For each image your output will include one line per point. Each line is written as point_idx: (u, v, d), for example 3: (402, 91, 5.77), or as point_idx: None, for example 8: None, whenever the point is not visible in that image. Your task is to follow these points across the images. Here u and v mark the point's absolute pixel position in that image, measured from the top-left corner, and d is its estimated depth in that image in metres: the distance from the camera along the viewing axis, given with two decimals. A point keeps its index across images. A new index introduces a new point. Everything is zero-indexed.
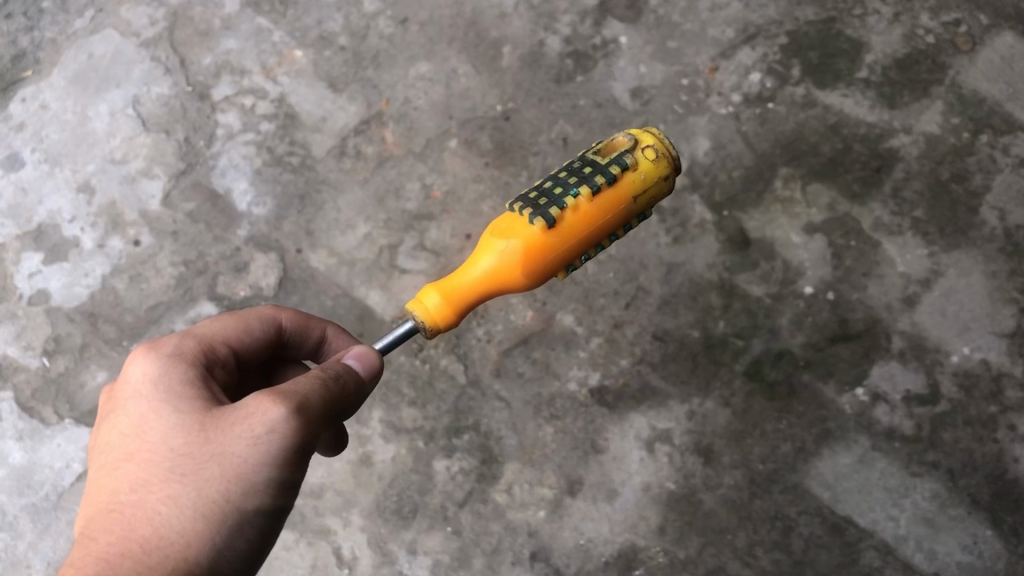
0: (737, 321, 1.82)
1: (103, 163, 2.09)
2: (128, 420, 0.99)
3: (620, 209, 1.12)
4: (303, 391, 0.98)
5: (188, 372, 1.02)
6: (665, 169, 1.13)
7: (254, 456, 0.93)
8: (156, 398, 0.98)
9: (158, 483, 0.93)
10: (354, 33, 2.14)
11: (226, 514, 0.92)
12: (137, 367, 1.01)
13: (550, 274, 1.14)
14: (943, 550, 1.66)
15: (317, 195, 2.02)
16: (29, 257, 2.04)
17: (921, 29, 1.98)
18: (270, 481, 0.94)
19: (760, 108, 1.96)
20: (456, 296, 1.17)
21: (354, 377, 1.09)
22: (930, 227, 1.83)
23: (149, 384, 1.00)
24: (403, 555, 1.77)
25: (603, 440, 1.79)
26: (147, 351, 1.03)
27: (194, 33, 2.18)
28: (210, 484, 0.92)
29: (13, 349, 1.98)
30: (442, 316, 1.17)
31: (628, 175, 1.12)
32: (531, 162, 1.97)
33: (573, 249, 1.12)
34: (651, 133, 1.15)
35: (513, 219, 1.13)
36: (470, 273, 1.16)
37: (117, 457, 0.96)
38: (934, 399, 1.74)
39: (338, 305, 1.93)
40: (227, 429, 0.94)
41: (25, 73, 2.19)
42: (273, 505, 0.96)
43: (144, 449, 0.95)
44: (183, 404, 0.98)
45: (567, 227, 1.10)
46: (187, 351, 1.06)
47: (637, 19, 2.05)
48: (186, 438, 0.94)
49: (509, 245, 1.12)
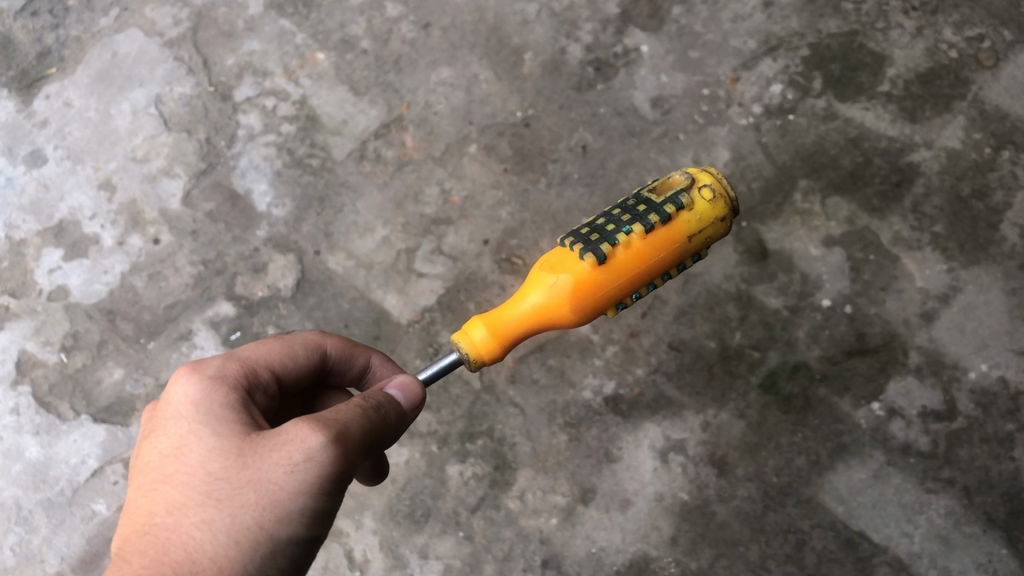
0: (754, 333, 1.81)
1: (125, 161, 2.11)
2: (167, 441, 1.00)
3: (675, 247, 1.11)
4: (344, 419, 0.99)
5: (229, 395, 1.03)
6: (722, 210, 1.13)
7: (291, 483, 0.93)
8: (197, 420, 1.00)
9: (194, 507, 0.93)
10: (376, 37, 2.15)
11: (261, 541, 0.92)
12: (179, 388, 1.03)
13: (600, 311, 1.14)
14: (958, 567, 1.65)
15: (337, 197, 2.03)
16: (50, 253, 2.05)
17: (944, 43, 1.98)
18: (306, 510, 0.94)
19: (781, 120, 1.95)
20: (503, 329, 1.18)
21: (395, 407, 1.09)
22: (951, 242, 1.83)
23: (190, 406, 1.01)
24: (415, 559, 1.78)
25: (617, 449, 1.78)
26: (190, 372, 1.05)
27: (218, 33, 2.20)
28: (245, 510, 0.92)
29: (31, 344, 1.99)
30: (488, 349, 1.18)
31: (683, 214, 1.11)
32: (550, 169, 1.98)
33: (624, 286, 1.12)
34: (709, 172, 1.15)
35: (563, 254, 1.13)
36: (518, 307, 1.17)
37: (155, 477, 0.98)
38: (951, 416, 1.73)
39: (356, 307, 1.94)
40: (265, 455, 0.95)
41: (49, 70, 2.21)
42: (307, 534, 0.96)
43: (182, 471, 0.96)
44: (223, 427, 0.99)
45: (618, 263, 1.10)
46: (229, 374, 1.07)
47: (659, 28, 2.06)
48: (223, 462, 0.95)
49: (558, 280, 1.12)
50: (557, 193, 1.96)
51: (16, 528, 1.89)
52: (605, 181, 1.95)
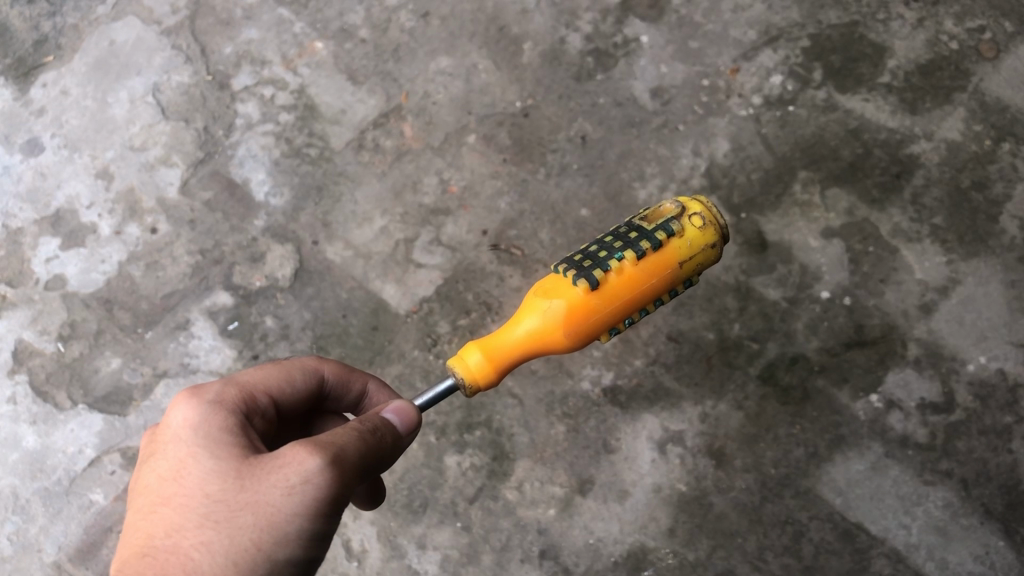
0: (753, 324, 1.81)
1: (123, 149, 2.10)
2: (166, 464, 1.00)
3: (666, 273, 1.13)
4: (340, 443, 0.99)
5: (228, 419, 1.03)
6: (712, 237, 1.15)
7: (288, 506, 0.93)
8: (195, 444, 0.99)
9: (192, 528, 0.93)
10: (376, 25, 2.14)
11: (258, 562, 0.91)
12: (178, 412, 1.03)
13: (593, 336, 1.14)
14: (956, 559, 1.65)
15: (335, 187, 2.02)
16: (47, 242, 2.05)
17: (945, 35, 1.97)
18: (303, 531, 0.94)
19: (781, 111, 1.95)
20: (497, 355, 1.18)
21: (390, 431, 1.09)
22: (950, 234, 1.82)
23: (189, 429, 1.01)
24: (412, 549, 1.78)
25: (615, 440, 1.78)
26: (189, 397, 1.05)
27: (216, 22, 2.19)
28: (242, 532, 0.92)
29: (28, 333, 1.98)
30: (483, 374, 1.19)
31: (674, 241, 1.13)
32: (550, 160, 1.97)
33: (616, 312, 1.13)
34: (699, 202, 1.17)
35: (557, 281, 1.14)
36: (513, 332, 1.18)
37: (154, 500, 0.97)
38: (949, 408, 1.73)
39: (354, 297, 1.93)
40: (262, 478, 0.94)
41: (46, 58, 2.20)
42: (305, 556, 0.95)
43: (181, 493, 0.96)
44: (221, 450, 0.98)
45: (611, 289, 1.11)
46: (228, 399, 1.07)
47: (659, 18, 2.05)
48: (220, 484, 0.95)
49: (552, 305, 1.13)
50: (557, 184, 1.95)
51: (13, 517, 1.89)
52: (604, 171, 1.94)
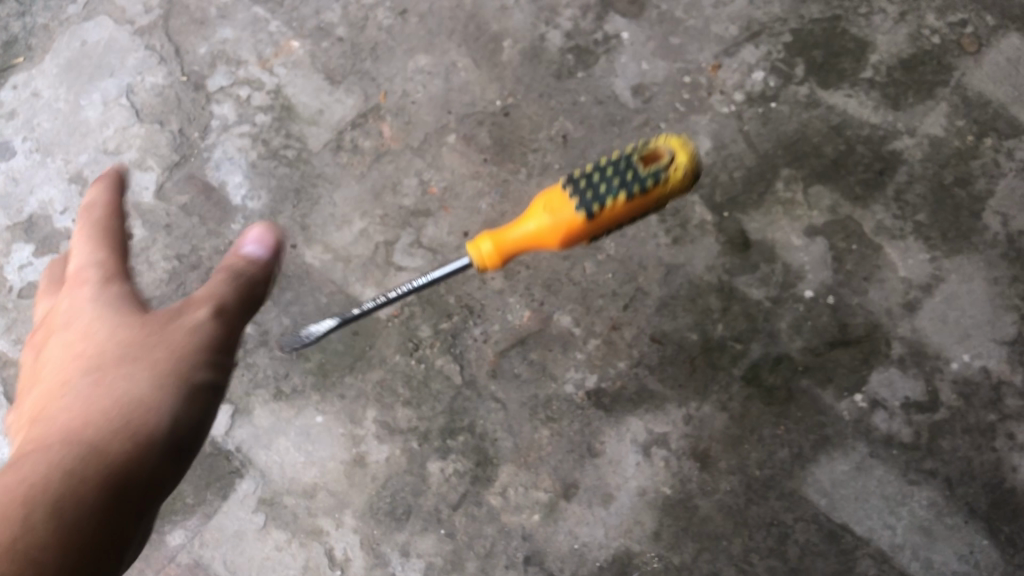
0: (736, 325, 1.79)
1: (97, 153, 2.06)
2: (70, 336, 1.01)
3: (647, 208, 1.18)
4: (194, 294, 1.04)
5: (79, 294, 1.05)
6: (690, 181, 1.18)
7: (192, 339, 0.97)
8: (95, 312, 1.02)
9: (106, 370, 0.94)
10: (352, 24, 2.10)
11: (174, 386, 0.93)
12: (69, 299, 1.05)
13: (582, 242, 1.22)
14: (940, 559, 1.65)
15: (313, 189, 1.99)
16: (20, 248, 2.00)
17: (927, 29, 1.95)
18: (211, 359, 0.97)
19: (763, 107, 1.93)
20: (502, 248, 1.23)
21: (265, 275, 1.11)
22: (933, 231, 1.81)
23: (83, 304, 1.03)
24: (396, 557, 1.76)
25: (599, 443, 1.77)
26: (83, 281, 1.06)
27: (190, 21, 2.14)
28: (155, 362, 0.94)
29: (3, 342, 1.95)
30: (489, 263, 1.24)
31: (660, 187, 1.15)
32: (530, 159, 1.94)
33: (603, 230, 1.20)
34: (685, 149, 1.16)
35: (559, 201, 1.17)
36: (516, 231, 1.22)
37: (64, 365, 0.98)
38: (933, 407, 1.72)
39: (334, 301, 1.91)
40: (164, 323, 0.99)
41: (16, 60, 2.15)
42: (216, 382, 0.98)
43: (91, 349, 0.98)
44: (114, 315, 1.01)
45: (603, 219, 1.16)
46: (90, 275, 1.07)
47: (639, 15, 2.02)
48: (131, 333, 0.98)
49: (552, 225, 1.18)
50: (538, 184, 1.92)
51: None
52: None
